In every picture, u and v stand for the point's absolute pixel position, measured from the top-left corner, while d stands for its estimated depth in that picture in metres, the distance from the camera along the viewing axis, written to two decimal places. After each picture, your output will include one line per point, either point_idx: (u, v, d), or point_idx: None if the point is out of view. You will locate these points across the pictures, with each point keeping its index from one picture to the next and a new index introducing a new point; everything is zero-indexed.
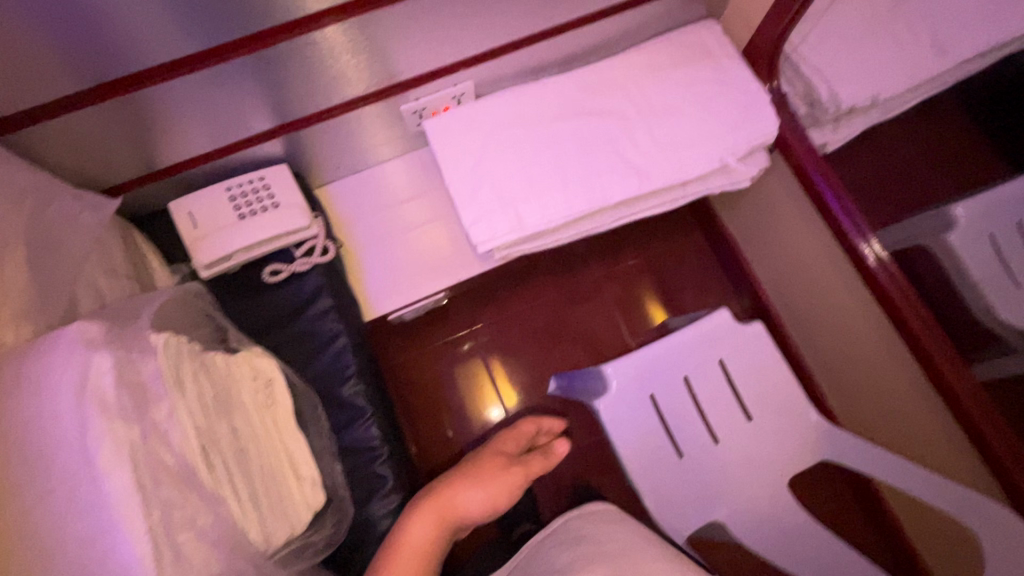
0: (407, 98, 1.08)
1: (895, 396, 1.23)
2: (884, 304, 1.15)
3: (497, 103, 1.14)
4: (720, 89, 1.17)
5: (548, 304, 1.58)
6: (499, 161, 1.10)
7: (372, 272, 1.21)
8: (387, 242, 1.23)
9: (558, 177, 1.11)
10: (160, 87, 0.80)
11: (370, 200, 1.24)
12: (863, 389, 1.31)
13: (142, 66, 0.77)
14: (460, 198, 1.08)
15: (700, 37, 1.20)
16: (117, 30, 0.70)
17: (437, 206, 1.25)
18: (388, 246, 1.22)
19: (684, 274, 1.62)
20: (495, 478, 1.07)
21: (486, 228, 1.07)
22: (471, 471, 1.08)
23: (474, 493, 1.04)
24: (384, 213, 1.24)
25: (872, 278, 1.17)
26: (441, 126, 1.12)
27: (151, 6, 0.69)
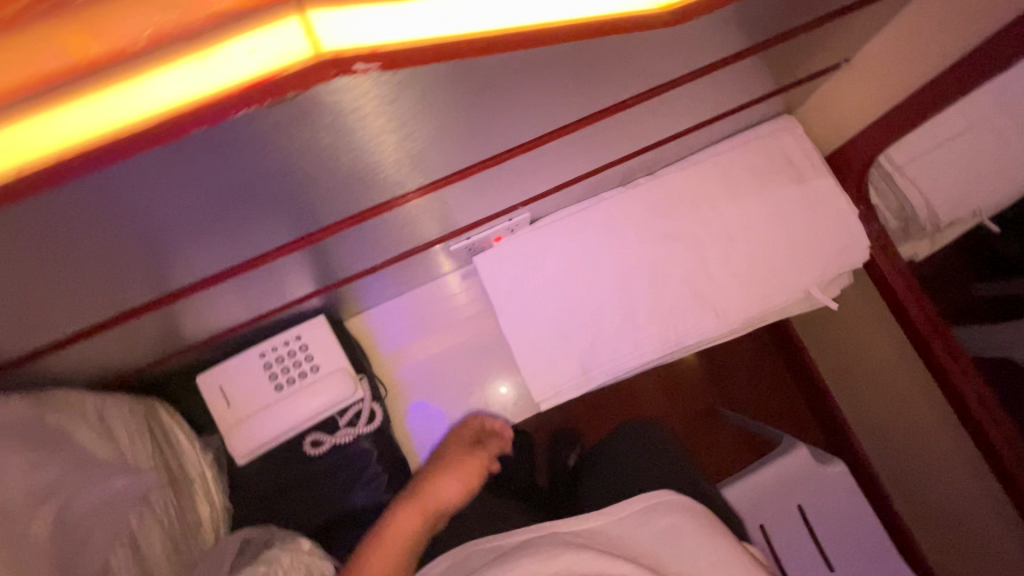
0: (457, 239, 0.95)
1: (991, 549, 1.03)
2: (983, 447, 0.98)
3: (556, 231, 1.02)
4: (806, 204, 1.03)
5: (602, 416, 1.48)
6: (559, 301, 1.00)
7: (416, 419, 1.09)
8: (433, 389, 1.10)
9: (623, 319, 1.00)
10: (199, 295, 0.70)
11: (413, 341, 1.10)
12: (950, 530, 1.12)
13: (180, 284, 0.67)
14: (517, 348, 0.99)
15: (781, 140, 1.05)
16: (143, 269, 0.59)
17: (487, 339, 1.11)
18: (433, 395, 1.10)
19: (750, 383, 1.50)
20: (462, 465, 0.95)
21: (547, 382, 0.99)
22: (439, 466, 0.95)
23: (450, 482, 0.92)
24: (428, 354, 1.11)
25: (967, 414, 1.00)
26: (495, 263, 1.00)
27: (189, 243, 0.58)
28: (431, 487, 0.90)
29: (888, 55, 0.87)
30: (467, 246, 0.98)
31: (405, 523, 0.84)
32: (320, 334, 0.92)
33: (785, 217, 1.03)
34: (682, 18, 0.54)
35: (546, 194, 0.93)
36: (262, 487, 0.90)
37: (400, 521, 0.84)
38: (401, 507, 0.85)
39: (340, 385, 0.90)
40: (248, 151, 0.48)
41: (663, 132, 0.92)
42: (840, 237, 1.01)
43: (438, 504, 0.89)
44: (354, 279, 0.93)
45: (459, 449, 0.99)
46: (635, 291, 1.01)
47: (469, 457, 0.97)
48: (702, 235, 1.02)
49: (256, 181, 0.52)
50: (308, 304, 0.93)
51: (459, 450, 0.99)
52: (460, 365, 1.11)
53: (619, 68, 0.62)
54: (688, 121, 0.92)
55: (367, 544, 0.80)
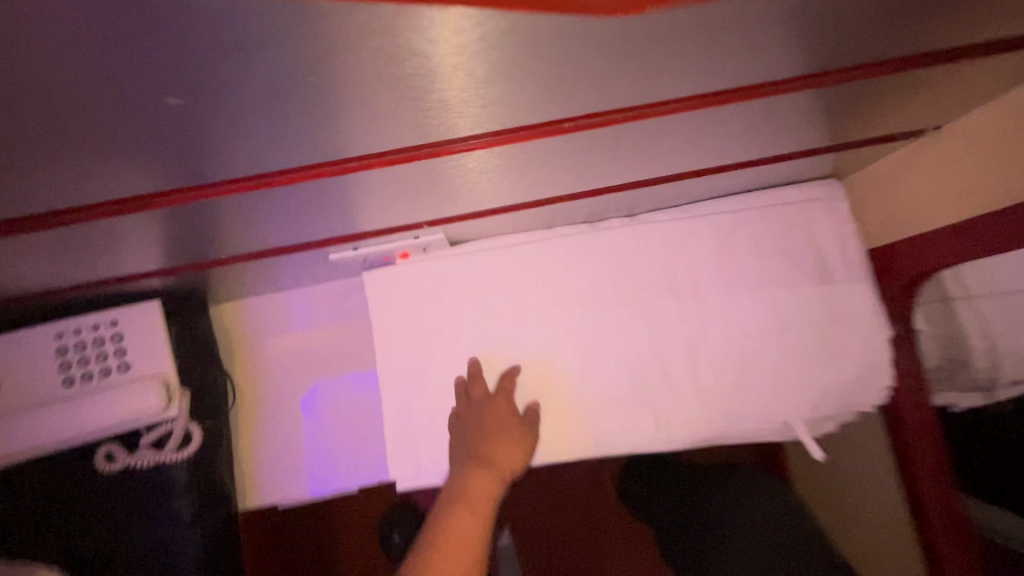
0: (341, 248, 0.71)
1: None
2: None
3: (482, 265, 0.77)
4: (822, 310, 0.76)
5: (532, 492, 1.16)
6: (460, 357, 0.76)
7: (293, 420, 0.87)
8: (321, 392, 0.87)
9: (535, 400, 0.76)
10: None
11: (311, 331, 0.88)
12: None
13: None
14: (389, 401, 0.76)
15: (814, 216, 0.78)
16: None
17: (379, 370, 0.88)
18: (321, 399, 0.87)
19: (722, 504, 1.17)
20: (503, 426, 0.71)
21: (412, 455, 0.74)
22: (473, 423, 0.71)
23: (501, 445, 0.69)
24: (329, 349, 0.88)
25: None
26: (392, 287, 0.76)
27: None
28: (496, 456, 0.68)
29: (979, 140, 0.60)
30: (355, 258, 0.75)
31: (482, 487, 0.65)
32: (143, 327, 0.72)
33: (788, 319, 0.76)
34: (632, 5, 0.29)
35: (464, 220, 0.69)
36: (30, 499, 0.72)
37: (477, 484, 0.65)
38: (471, 473, 0.66)
39: (145, 398, 0.69)
40: (13, 75, 0.26)
41: (644, 174, 0.66)
42: (855, 367, 0.75)
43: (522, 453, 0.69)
44: (205, 268, 0.71)
45: (484, 391, 0.73)
46: (563, 370, 0.76)
47: (504, 412, 0.71)
48: (671, 316, 0.77)
49: (65, 132, 0.31)
50: (145, 284, 0.71)
51: (506, 403, 0.72)
52: (335, 393, 0.87)
53: (534, 89, 0.37)
54: (682, 166, 0.66)
55: (442, 524, 0.61)
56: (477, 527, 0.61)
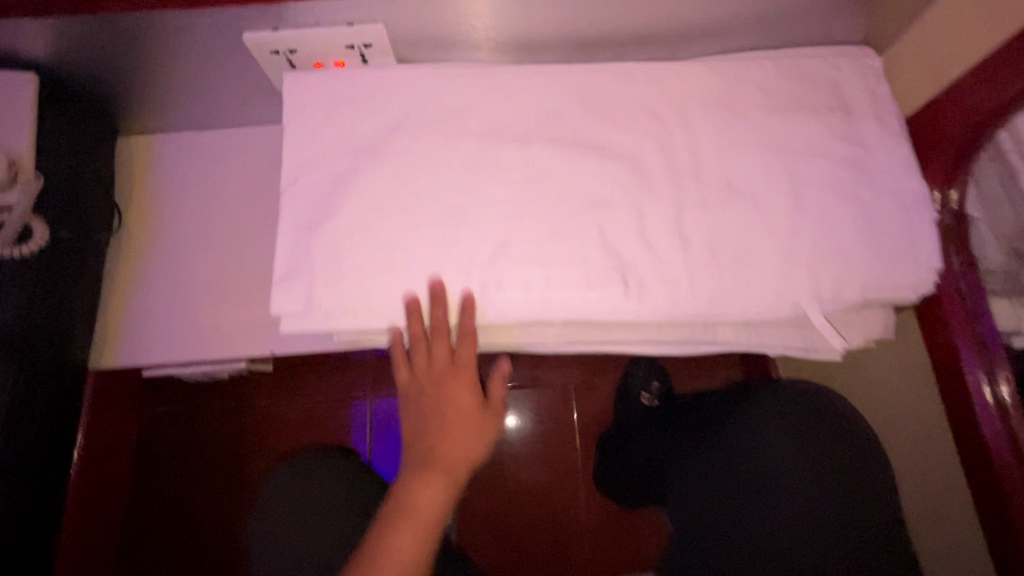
0: (260, 24, 0.58)
1: None
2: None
3: (426, 85, 0.62)
4: (850, 175, 0.60)
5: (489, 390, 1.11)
6: (386, 181, 0.59)
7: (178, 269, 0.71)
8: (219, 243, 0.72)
9: (472, 247, 0.57)
10: None
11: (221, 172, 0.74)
12: None
13: None
14: (286, 228, 0.58)
15: (839, 72, 0.64)
16: None
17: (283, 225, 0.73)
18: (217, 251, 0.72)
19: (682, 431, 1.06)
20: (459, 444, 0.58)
21: (302, 295, 0.55)
22: (415, 409, 0.59)
23: (454, 433, 0.59)
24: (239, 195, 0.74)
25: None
26: (315, 95, 0.62)
27: None
28: (439, 454, 0.58)
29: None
30: (276, 51, 0.61)
31: (431, 498, 0.57)
32: (6, 97, 0.57)
33: (807, 183, 0.60)
34: None
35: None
36: None
37: (427, 500, 0.56)
38: (420, 482, 0.57)
39: None
40: None
41: None
42: (889, 245, 0.58)
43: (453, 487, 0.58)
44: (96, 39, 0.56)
45: (445, 349, 0.58)
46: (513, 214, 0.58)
47: (466, 386, 0.59)
48: (660, 167, 0.60)
49: None
50: (24, 50, 0.57)
51: (471, 374, 0.59)
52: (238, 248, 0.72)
53: None
54: None
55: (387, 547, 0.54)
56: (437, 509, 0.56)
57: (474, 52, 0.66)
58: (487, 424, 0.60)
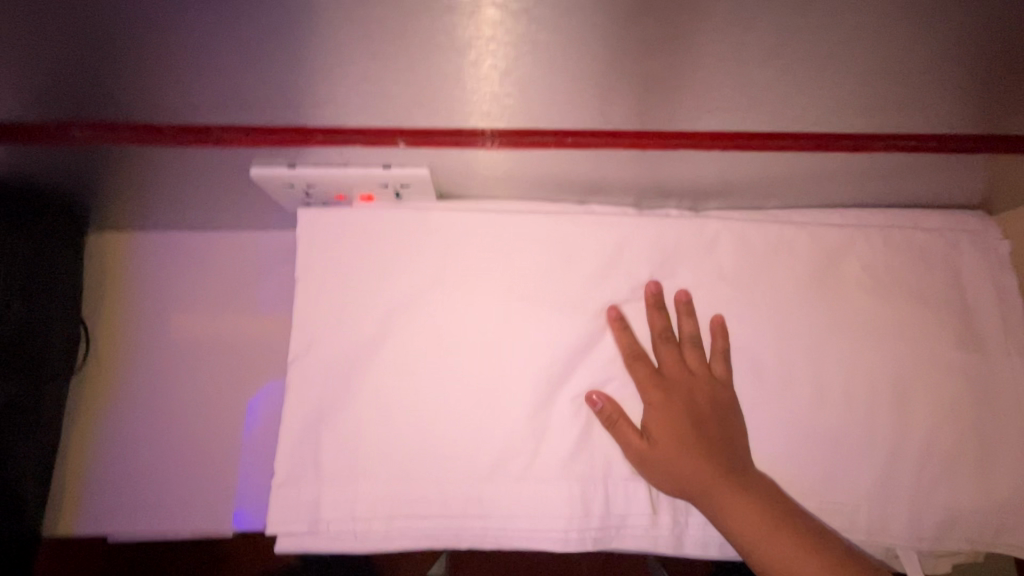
0: (275, 162, 0.46)
1: None
2: None
3: (470, 234, 0.52)
4: (965, 389, 0.51)
5: None
6: (419, 360, 0.49)
7: (158, 411, 0.60)
8: (208, 377, 0.61)
9: (515, 453, 0.48)
10: None
11: (216, 288, 0.63)
12: None
13: None
14: (290, 416, 0.47)
15: (957, 255, 0.54)
16: None
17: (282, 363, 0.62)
18: (205, 386, 0.61)
19: None
20: None
21: (306, 511, 0.45)
22: None
23: None
24: (234, 319, 0.62)
25: None
26: (337, 240, 0.51)
27: None
28: None
29: (678, 346, 0.52)
30: (290, 185, 0.48)
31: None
32: None
33: (913, 394, 0.51)
34: None
35: (456, 148, 0.43)
36: None
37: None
38: None
39: None
40: None
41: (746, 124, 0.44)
42: (1009, 485, 0.49)
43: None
44: (62, 151, 0.44)
45: None
46: (565, 409, 0.49)
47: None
48: None
49: None
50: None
51: None
52: (229, 386, 0.61)
53: None
54: (808, 121, 0.43)
55: None
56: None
57: (529, 190, 0.55)
58: None
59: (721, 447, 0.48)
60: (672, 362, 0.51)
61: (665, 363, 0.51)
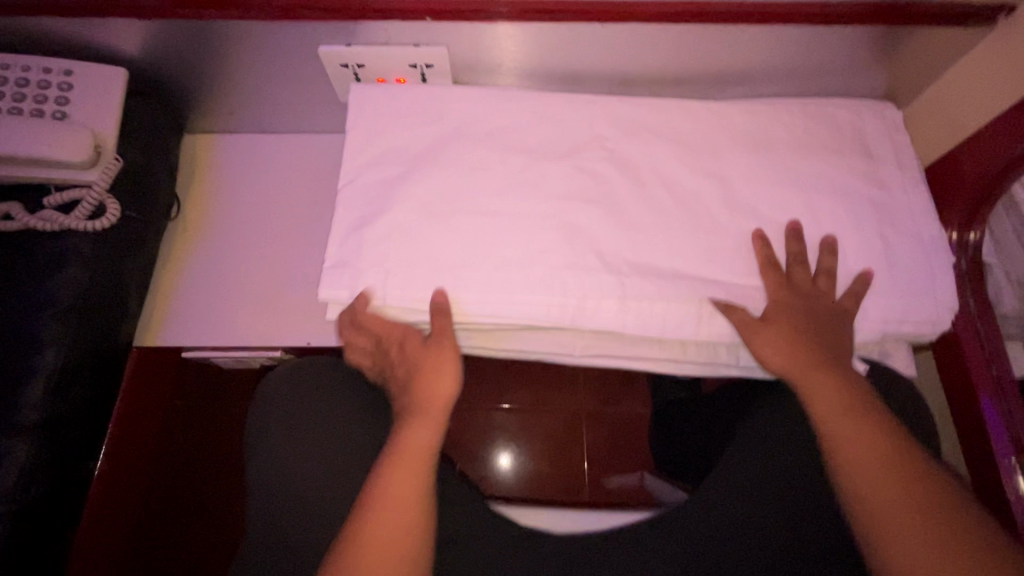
0: (337, 40, 0.63)
1: None
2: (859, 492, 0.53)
3: (475, 102, 0.67)
4: (870, 215, 0.63)
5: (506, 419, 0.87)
6: (438, 187, 0.62)
7: (227, 263, 0.75)
8: (267, 239, 0.76)
9: (507, 251, 0.60)
10: None
11: (277, 174, 0.79)
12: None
13: None
14: (336, 224, 0.61)
15: (862, 121, 0.68)
16: None
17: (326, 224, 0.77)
18: (264, 245, 0.76)
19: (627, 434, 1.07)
20: None
21: (346, 284, 0.59)
22: None
23: None
24: (291, 196, 0.78)
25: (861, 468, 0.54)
26: (375, 105, 0.66)
27: None
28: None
29: (787, 272, 0.61)
30: (344, 65, 0.66)
31: (428, 436, 0.58)
32: (98, 85, 0.62)
33: (831, 217, 0.63)
34: None
35: (477, 19, 0.60)
36: None
37: (419, 441, 0.57)
38: None
39: (71, 142, 0.58)
40: None
41: (676, 2, 0.60)
42: (907, 280, 0.60)
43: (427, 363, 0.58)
44: (180, 29, 0.61)
45: None
46: (549, 227, 0.61)
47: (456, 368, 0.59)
48: (692, 192, 0.64)
49: None
50: (118, 42, 0.63)
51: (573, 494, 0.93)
52: (284, 244, 0.76)
53: None
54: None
55: None
56: (414, 488, 0.55)
57: (523, 78, 0.72)
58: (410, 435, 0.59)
59: (805, 378, 0.57)
60: (802, 278, 0.60)
61: (795, 275, 0.60)
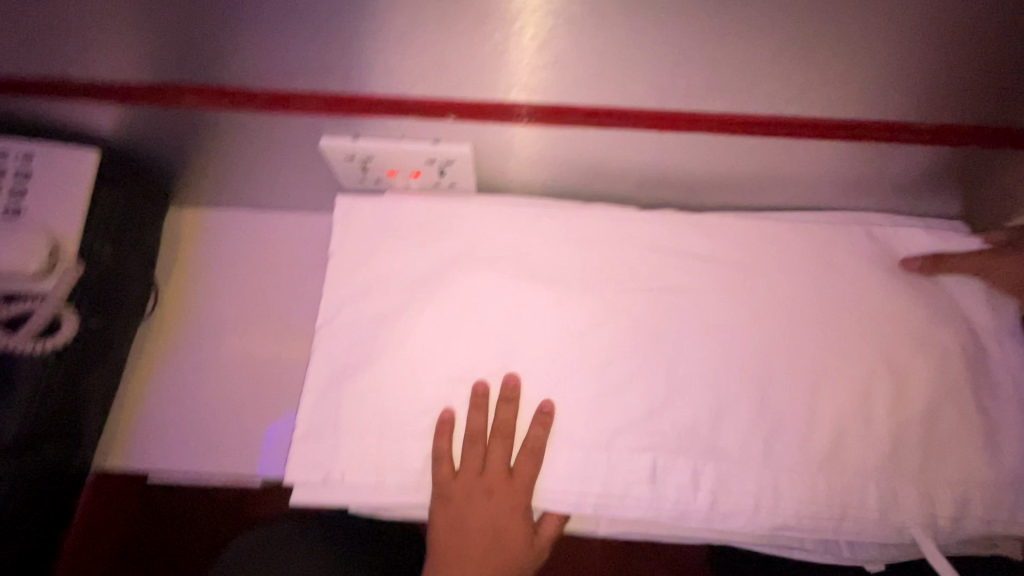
0: (343, 134, 0.54)
1: None
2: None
3: (489, 219, 0.57)
4: (964, 372, 0.53)
5: None
6: (452, 317, 0.52)
7: (205, 367, 0.66)
8: (254, 340, 0.67)
9: (523, 411, 0.50)
10: None
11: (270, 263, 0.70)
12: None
13: None
14: (321, 364, 0.51)
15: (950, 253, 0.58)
16: None
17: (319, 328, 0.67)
18: (249, 348, 0.67)
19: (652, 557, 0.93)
20: None
21: (319, 460, 0.48)
22: None
23: None
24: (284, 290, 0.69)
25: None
26: (381, 212, 0.56)
27: None
28: None
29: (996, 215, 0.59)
30: (349, 159, 0.56)
31: None
32: (63, 173, 0.54)
33: (922, 377, 0.52)
34: None
35: (529, 125, 0.51)
36: None
37: None
38: None
39: (25, 246, 0.50)
40: None
41: (754, 112, 0.50)
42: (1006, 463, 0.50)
43: (485, 522, 0.48)
44: (157, 115, 0.52)
45: None
46: (574, 378, 0.51)
47: (515, 513, 0.48)
48: (754, 334, 0.53)
49: None
50: (89, 124, 0.54)
51: None
52: (270, 348, 0.67)
53: None
54: (806, 108, 0.49)
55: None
56: None
57: (555, 177, 0.62)
58: None
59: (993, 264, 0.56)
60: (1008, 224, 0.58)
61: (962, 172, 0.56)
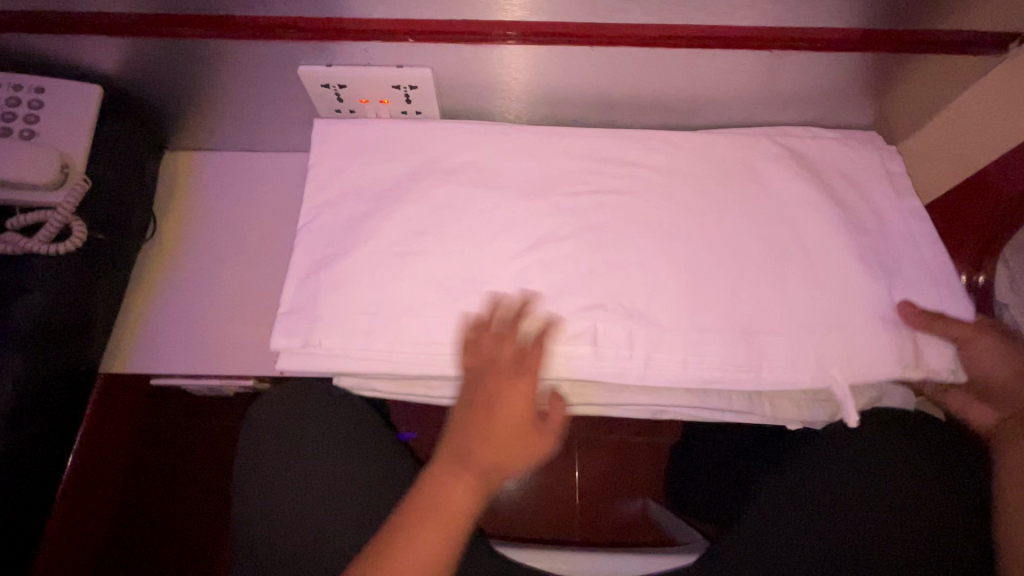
0: (320, 61, 0.61)
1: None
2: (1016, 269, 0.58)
3: (452, 135, 0.64)
4: (873, 249, 0.60)
5: None
6: (419, 214, 0.60)
7: (199, 287, 0.73)
8: (244, 264, 0.74)
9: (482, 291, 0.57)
10: None
11: (259, 196, 0.77)
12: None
13: None
14: (304, 256, 0.58)
15: (860, 155, 0.66)
16: None
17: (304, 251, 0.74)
18: (240, 270, 0.74)
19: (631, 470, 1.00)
20: None
21: (302, 333, 0.55)
22: None
23: None
24: (271, 219, 0.76)
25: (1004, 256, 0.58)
26: (356, 130, 0.64)
27: None
28: None
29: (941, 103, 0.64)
30: (326, 86, 0.64)
31: (464, 492, 0.48)
32: (71, 102, 0.61)
33: (834, 254, 0.59)
34: None
35: (482, 44, 0.58)
36: None
37: (452, 488, 0.48)
38: None
39: (39, 160, 0.56)
40: None
41: (675, 25, 0.57)
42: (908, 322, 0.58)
43: (513, 403, 0.51)
44: (154, 46, 0.59)
45: None
46: (528, 261, 0.58)
47: (530, 392, 0.51)
48: (686, 222, 0.61)
49: None
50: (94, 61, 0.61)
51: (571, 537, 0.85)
52: (259, 269, 0.74)
53: None
54: (719, 20, 0.57)
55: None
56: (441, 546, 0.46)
57: (513, 101, 0.69)
58: (469, 465, 0.49)
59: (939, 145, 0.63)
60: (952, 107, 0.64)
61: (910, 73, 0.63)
